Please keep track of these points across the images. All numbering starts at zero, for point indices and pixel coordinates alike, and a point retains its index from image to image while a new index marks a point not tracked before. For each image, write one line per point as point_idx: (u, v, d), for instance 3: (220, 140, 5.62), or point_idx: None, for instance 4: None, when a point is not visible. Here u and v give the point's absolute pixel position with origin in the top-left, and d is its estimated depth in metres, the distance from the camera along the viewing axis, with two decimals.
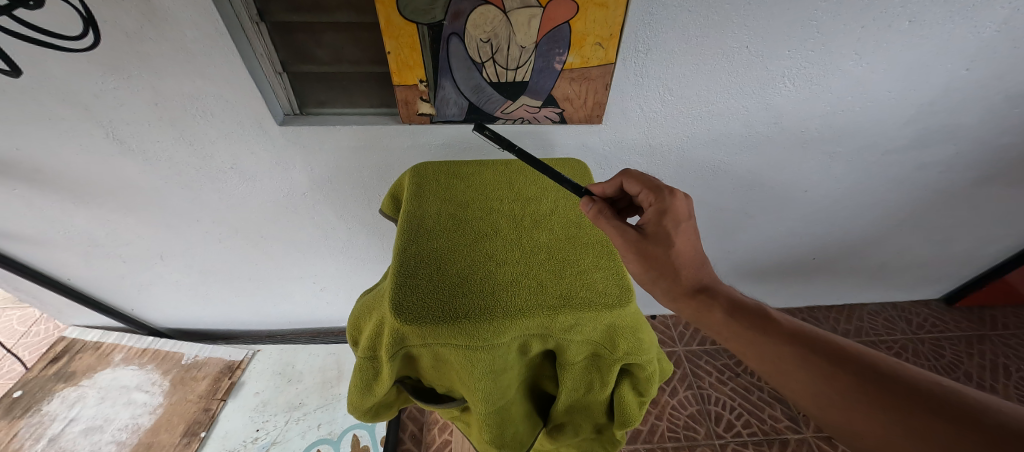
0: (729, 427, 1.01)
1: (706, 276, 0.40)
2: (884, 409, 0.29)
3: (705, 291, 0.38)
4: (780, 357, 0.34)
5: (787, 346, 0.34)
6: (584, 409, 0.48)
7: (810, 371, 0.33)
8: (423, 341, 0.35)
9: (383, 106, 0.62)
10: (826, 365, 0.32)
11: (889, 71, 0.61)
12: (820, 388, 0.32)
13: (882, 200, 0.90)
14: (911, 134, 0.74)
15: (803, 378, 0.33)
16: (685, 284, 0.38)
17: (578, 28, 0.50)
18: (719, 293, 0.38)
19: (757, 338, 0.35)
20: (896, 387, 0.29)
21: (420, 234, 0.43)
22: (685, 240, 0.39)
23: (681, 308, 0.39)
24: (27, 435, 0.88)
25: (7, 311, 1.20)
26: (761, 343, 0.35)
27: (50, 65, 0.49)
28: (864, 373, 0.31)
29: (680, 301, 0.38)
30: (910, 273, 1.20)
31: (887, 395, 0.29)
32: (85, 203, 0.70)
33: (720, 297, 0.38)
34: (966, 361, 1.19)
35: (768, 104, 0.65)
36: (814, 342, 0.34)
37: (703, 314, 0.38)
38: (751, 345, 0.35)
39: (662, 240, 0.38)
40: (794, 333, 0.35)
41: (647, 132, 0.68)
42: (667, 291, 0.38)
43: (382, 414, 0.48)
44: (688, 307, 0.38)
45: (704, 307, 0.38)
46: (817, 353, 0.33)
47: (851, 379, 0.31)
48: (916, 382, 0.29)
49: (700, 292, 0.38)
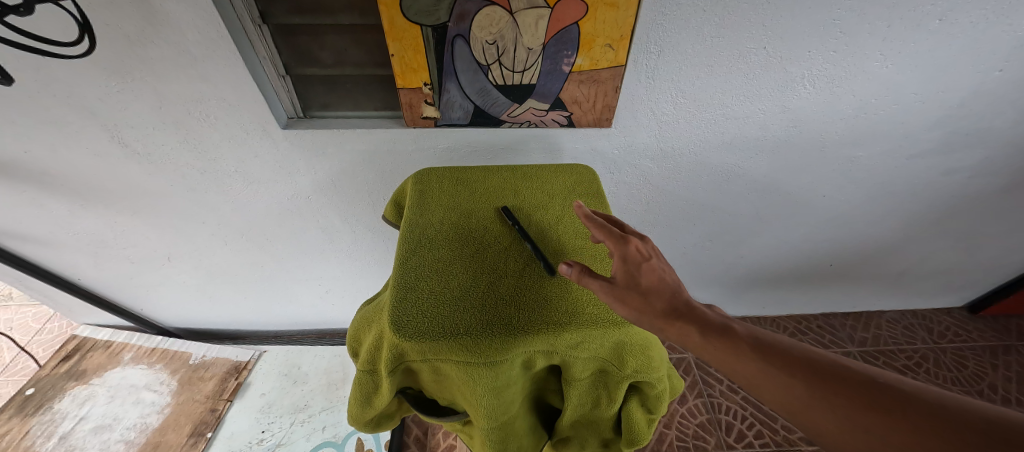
0: (740, 437, 0.99)
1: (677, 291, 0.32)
2: (873, 416, 0.22)
3: (675, 304, 0.31)
4: (756, 370, 0.27)
5: (759, 360, 0.27)
6: (590, 424, 0.46)
7: (782, 385, 0.26)
8: (421, 357, 0.33)
9: (387, 109, 0.61)
10: (800, 376, 0.26)
11: (916, 72, 0.58)
12: (788, 397, 0.25)
13: (906, 205, 0.86)
14: (937, 138, 0.70)
15: (776, 394, 0.26)
16: (654, 302, 0.31)
17: (587, 29, 0.48)
18: (693, 308, 0.30)
19: (728, 356, 0.28)
20: (883, 399, 0.23)
21: (421, 244, 0.42)
22: (654, 266, 0.33)
23: (648, 323, 0.31)
24: (39, 433, 0.89)
25: (23, 308, 1.23)
26: (731, 360, 0.28)
27: (55, 68, 0.49)
28: (839, 380, 0.25)
29: (648, 314, 0.31)
30: (932, 280, 1.15)
31: (866, 407, 0.23)
32: (93, 205, 0.70)
33: (694, 313, 0.30)
34: (991, 373, 1.14)
35: (786, 107, 0.62)
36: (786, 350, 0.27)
37: (676, 331, 0.30)
38: (725, 360, 0.28)
39: (633, 264, 0.33)
40: (758, 343, 0.28)
41: (659, 136, 0.65)
42: (643, 294, 0.31)
43: (384, 425, 0.47)
44: (656, 320, 0.30)
45: (675, 321, 0.30)
46: (790, 365, 0.26)
47: (828, 393, 0.24)
48: (899, 387, 0.23)
49: (675, 314, 0.30)
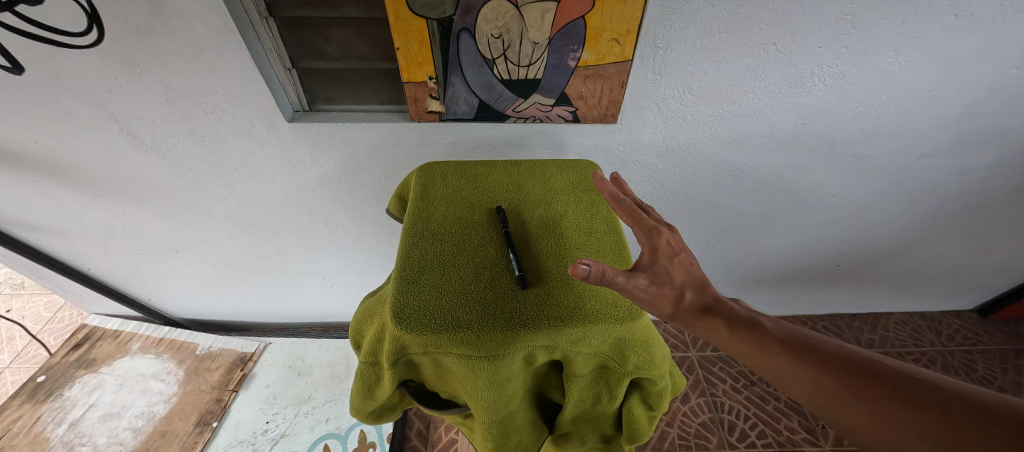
0: (743, 437, 0.98)
1: (708, 292, 0.35)
2: (890, 406, 0.27)
3: (710, 308, 0.34)
4: (786, 365, 0.31)
5: (789, 355, 0.31)
6: (591, 420, 0.46)
7: (805, 375, 0.30)
8: (424, 349, 0.33)
9: (392, 103, 0.61)
10: (819, 366, 0.30)
11: (931, 69, 0.57)
12: (817, 390, 0.30)
13: (917, 205, 0.85)
14: (951, 137, 0.69)
15: (798, 383, 0.30)
16: (688, 301, 0.33)
17: (594, 23, 0.48)
18: (722, 309, 0.34)
19: (756, 351, 0.32)
20: (889, 383, 0.28)
21: (423, 237, 0.42)
22: (683, 259, 0.34)
23: (686, 323, 0.34)
24: (49, 419, 0.91)
25: (34, 297, 1.26)
26: (759, 355, 0.31)
27: (66, 59, 0.50)
28: (851, 368, 0.29)
29: (688, 315, 0.33)
30: (942, 282, 1.14)
31: (876, 389, 0.28)
32: (102, 196, 0.72)
33: (724, 311, 0.34)
34: (1001, 376, 1.12)
35: (795, 104, 0.61)
36: (803, 343, 0.32)
37: (712, 331, 0.33)
38: (757, 356, 0.32)
39: (663, 256, 0.35)
40: (788, 338, 0.32)
41: (665, 132, 0.65)
42: (679, 294, 0.33)
43: (386, 416, 0.47)
44: (695, 323, 0.33)
45: (710, 322, 0.33)
46: (817, 358, 0.31)
47: (842, 378, 0.29)
48: (903, 372, 0.28)
49: (705, 313, 0.33)
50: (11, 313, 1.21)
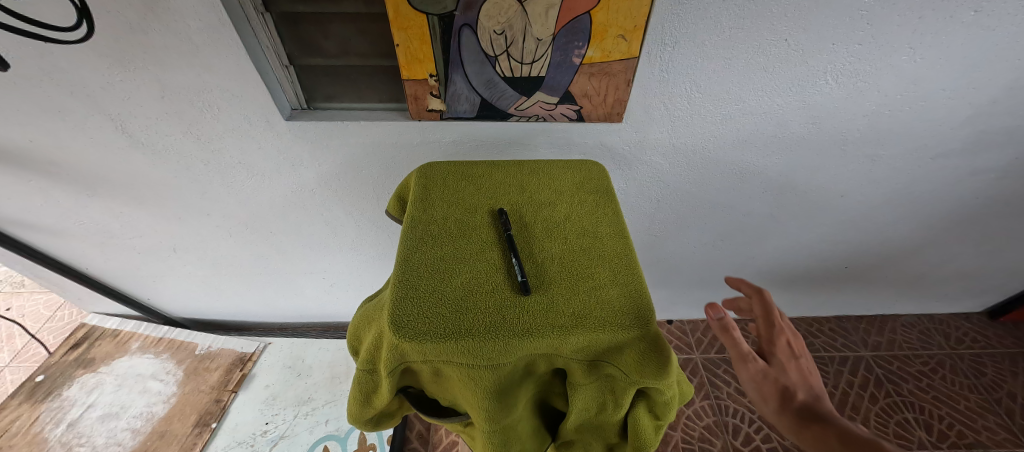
0: (747, 440, 0.97)
1: (821, 408, 0.39)
2: None
3: (820, 419, 0.37)
4: None
5: None
6: (595, 428, 0.44)
7: None
8: (423, 357, 0.32)
9: (392, 101, 0.60)
10: None
11: (949, 67, 0.55)
12: None
13: (928, 206, 0.83)
14: (966, 136, 0.67)
15: None
16: (797, 406, 0.39)
17: (600, 20, 0.46)
18: (833, 422, 0.37)
19: None
20: None
21: (424, 241, 0.41)
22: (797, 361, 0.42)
23: (793, 429, 0.38)
24: (47, 419, 0.90)
25: (34, 295, 1.26)
26: None
27: (57, 56, 0.49)
28: None
29: (795, 422, 0.38)
30: (951, 284, 1.12)
31: None
32: (99, 195, 0.71)
33: (835, 425, 0.36)
34: (1011, 381, 1.10)
35: (806, 103, 0.60)
36: None
37: (818, 439, 0.36)
38: None
39: (780, 355, 0.42)
40: None
41: (671, 131, 0.63)
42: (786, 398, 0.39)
43: (385, 423, 0.46)
44: (803, 429, 0.37)
45: (818, 432, 0.36)
46: None
47: None
48: None
49: (813, 422, 0.37)
50: (11, 311, 1.21)
